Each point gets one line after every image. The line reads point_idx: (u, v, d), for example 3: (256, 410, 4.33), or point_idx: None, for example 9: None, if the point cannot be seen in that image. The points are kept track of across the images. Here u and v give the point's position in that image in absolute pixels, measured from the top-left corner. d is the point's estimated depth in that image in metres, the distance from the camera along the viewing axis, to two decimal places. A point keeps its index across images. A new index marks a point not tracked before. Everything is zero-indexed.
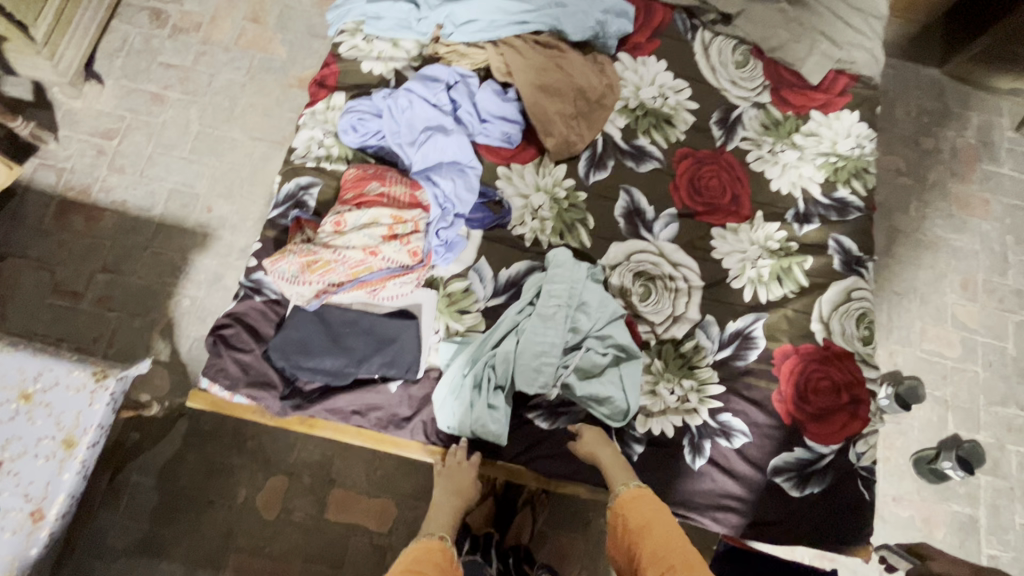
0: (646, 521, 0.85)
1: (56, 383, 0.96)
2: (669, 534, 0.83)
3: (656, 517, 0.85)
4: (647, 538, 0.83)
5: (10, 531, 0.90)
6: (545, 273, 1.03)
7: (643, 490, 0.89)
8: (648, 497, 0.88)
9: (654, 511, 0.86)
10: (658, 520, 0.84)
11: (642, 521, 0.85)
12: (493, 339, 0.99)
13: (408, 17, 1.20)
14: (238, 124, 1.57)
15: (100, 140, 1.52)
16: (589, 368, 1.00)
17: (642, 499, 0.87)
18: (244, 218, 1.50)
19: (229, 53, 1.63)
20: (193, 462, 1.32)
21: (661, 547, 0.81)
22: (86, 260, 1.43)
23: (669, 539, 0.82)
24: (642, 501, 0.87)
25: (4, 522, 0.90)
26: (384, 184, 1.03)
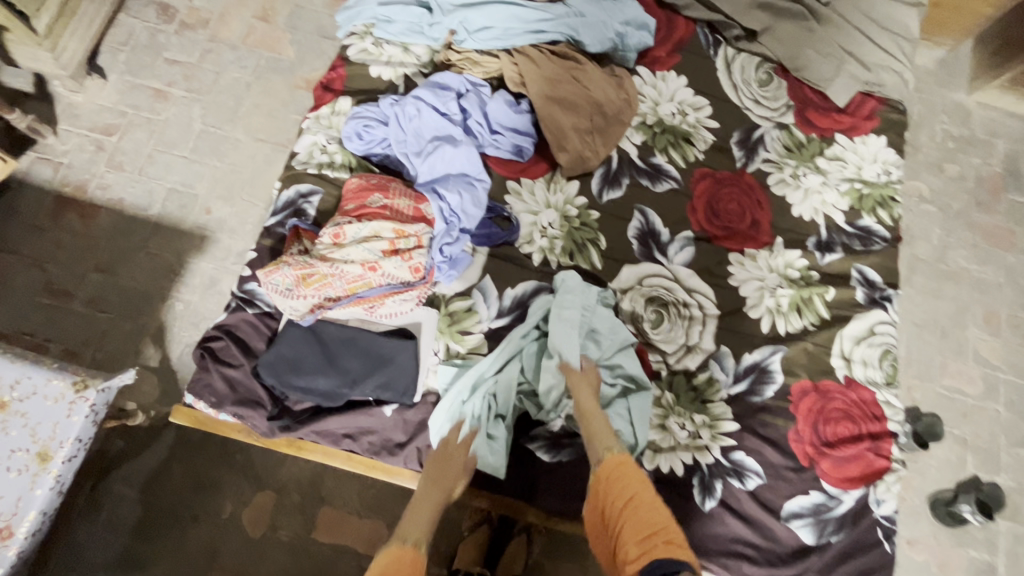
0: (630, 500, 0.77)
1: (33, 391, 0.91)
2: (653, 509, 0.74)
3: (642, 490, 0.77)
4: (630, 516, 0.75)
5: None
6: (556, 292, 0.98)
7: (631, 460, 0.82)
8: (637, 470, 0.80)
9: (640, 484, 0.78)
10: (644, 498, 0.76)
11: (627, 492, 0.77)
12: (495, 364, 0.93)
13: (420, 22, 1.16)
14: (242, 124, 1.53)
15: (99, 136, 1.48)
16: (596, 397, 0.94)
17: (630, 470, 0.80)
18: (243, 221, 1.45)
19: (236, 51, 1.59)
20: (179, 474, 1.27)
21: (642, 525, 0.73)
22: (78, 258, 1.39)
23: (651, 519, 0.73)
24: (629, 471, 0.80)
25: None
26: (387, 195, 0.98)
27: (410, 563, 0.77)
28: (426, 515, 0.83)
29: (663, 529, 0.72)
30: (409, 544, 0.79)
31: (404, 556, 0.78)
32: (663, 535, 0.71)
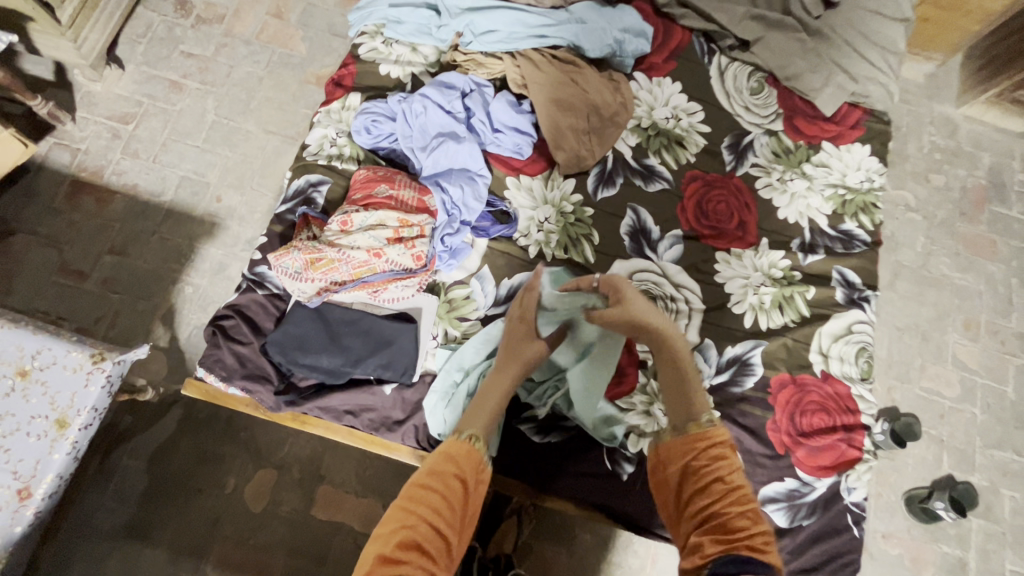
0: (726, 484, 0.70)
1: (53, 362, 0.97)
2: (740, 497, 0.68)
3: (732, 472, 0.71)
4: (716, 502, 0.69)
5: None
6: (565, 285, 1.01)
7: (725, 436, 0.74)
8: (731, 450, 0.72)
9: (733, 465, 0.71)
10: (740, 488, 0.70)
11: (715, 470, 0.71)
12: (489, 349, 0.98)
13: (428, 24, 1.21)
14: (254, 117, 1.58)
15: (116, 124, 1.54)
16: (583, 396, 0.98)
17: (725, 450, 0.72)
18: (253, 210, 1.51)
19: (250, 46, 1.64)
20: (184, 450, 1.32)
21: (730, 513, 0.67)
22: (93, 240, 1.44)
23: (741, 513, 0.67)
24: (720, 447, 0.73)
25: None
26: (393, 187, 1.04)
27: (467, 456, 0.73)
28: (485, 413, 0.80)
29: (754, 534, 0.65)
30: (467, 437, 0.75)
31: (462, 449, 0.73)
32: (747, 533, 0.64)
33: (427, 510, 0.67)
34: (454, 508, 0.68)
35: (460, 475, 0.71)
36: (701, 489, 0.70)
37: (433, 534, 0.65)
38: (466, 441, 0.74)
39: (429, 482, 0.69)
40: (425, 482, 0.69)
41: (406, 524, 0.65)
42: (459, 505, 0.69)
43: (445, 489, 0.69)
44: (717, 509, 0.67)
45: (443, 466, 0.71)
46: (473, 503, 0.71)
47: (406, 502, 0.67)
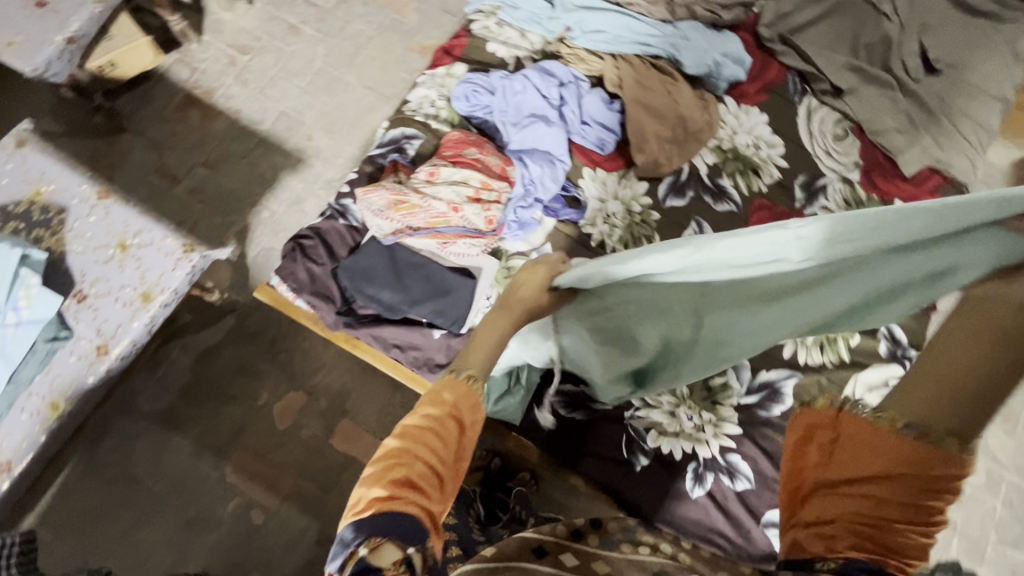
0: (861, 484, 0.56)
1: (151, 243, 1.08)
2: (892, 499, 0.54)
3: (919, 487, 0.53)
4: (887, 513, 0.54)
5: (77, 357, 1.01)
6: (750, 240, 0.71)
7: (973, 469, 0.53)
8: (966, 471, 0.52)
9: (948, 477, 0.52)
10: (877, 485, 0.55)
11: (886, 476, 0.55)
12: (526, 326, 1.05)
13: (540, 14, 1.29)
14: (356, 71, 1.69)
15: (234, 53, 1.67)
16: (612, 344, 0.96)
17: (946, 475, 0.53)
18: (337, 154, 1.61)
19: (366, 7, 1.76)
20: (229, 356, 1.42)
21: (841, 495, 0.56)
22: (192, 151, 1.57)
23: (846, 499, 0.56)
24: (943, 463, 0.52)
25: (75, 347, 1.02)
26: (481, 152, 1.11)
27: (460, 397, 0.66)
28: (488, 352, 0.73)
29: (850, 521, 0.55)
30: (463, 378, 0.68)
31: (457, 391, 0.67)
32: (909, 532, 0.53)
33: (421, 447, 0.62)
34: (449, 446, 0.63)
35: (463, 419, 0.65)
36: (884, 497, 0.54)
37: (431, 471, 0.61)
38: (463, 378, 0.68)
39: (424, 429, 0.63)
40: (422, 420, 0.64)
41: (399, 463, 0.60)
42: (453, 446, 0.63)
43: (445, 430, 0.63)
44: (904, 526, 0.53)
45: (437, 404, 0.66)
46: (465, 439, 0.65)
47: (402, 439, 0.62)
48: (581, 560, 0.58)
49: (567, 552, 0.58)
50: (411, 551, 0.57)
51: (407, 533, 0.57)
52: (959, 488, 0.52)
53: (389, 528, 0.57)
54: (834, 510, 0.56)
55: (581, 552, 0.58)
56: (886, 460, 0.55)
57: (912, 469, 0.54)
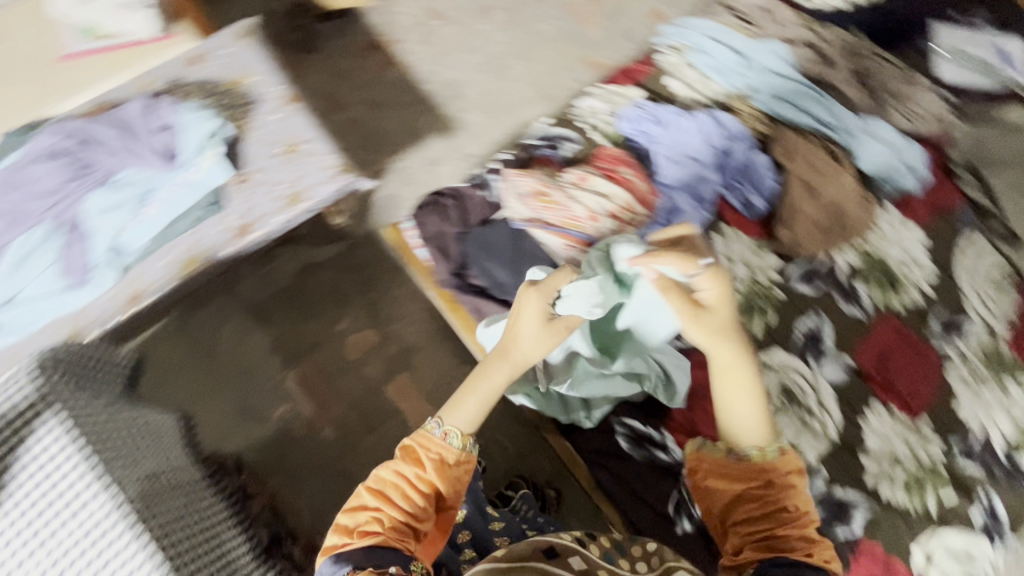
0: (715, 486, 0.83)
1: (314, 153, 1.18)
2: (772, 512, 0.78)
3: (776, 493, 0.79)
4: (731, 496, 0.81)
5: (222, 228, 1.12)
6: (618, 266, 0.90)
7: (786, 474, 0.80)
8: (781, 473, 0.79)
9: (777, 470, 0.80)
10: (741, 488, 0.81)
11: (739, 502, 0.80)
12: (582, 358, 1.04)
13: (728, 67, 1.31)
14: (527, 66, 1.76)
15: (427, 15, 1.78)
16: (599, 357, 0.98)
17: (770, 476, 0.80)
18: (483, 134, 1.68)
19: (556, 11, 1.82)
20: (327, 277, 1.51)
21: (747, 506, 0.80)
22: (361, 88, 1.69)
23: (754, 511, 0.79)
24: (770, 467, 0.80)
25: (223, 219, 1.12)
26: (633, 174, 1.13)
27: (437, 459, 0.81)
28: (472, 405, 0.83)
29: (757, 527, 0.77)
30: (443, 431, 0.82)
31: (433, 450, 0.81)
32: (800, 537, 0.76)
33: (393, 496, 0.78)
34: (420, 499, 0.78)
35: (439, 474, 0.79)
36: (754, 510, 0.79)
37: (399, 518, 0.76)
38: (436, 437, 0.81)
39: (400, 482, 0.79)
40: (394, 478, 0.79)
41: (375, 511, 0.77)
42: (428, 496, 0.78)
43: (420, 487, 0.79)
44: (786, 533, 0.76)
45: (414, 463, 0.80)
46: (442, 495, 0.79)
47: (377, 490, 0.79)
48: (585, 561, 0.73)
49: (570, 556, 0.73)
50: (389, 570, 0.70)
51: (380, 562, 0.71)
52: (783, 484, 0.79)
53: (370, 560, 0.71)
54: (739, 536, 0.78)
55: (586, 557, 0.74)
56: (734, 475, 0.81)
57: (743, 482, 0.81)
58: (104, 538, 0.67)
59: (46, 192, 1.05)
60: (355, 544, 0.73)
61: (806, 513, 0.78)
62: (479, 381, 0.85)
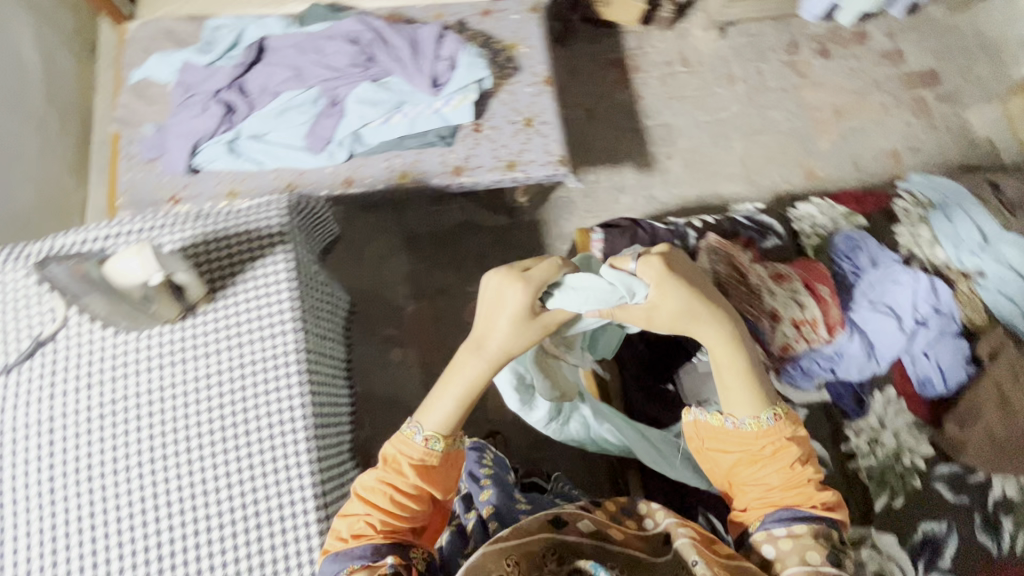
0: (717, 464, 0.83)
1: (545, 136, 1.24)
2: (775, 484, 0.78)
3: (774, 462, 0.78)
4: (744, 470, 0.80)
5: (441, 163, 1.21)
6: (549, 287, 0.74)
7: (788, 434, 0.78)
8: (778, 439, 0.78)
9: (771, 441, 0.78)
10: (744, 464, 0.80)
11: (742, 467, 0.80)
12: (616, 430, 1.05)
13: (967, 241, 1.19)
14: (745, 144, 1.74)
15: (677, 58, 1.81)
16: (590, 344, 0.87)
17: (765, 447, 0.78)
18: (676, 185, 1.69)
19: (799, 108, 1.78)
20: (482, 241, 1.58)
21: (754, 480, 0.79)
22: (588, 96, 1.76)
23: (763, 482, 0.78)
24: (765, 441, 0.78)
25: (445, 155, 1.22)
26: (829, 297, 1.09)
27: (420, 462, 0.72)
28: (448, 404, 0.73)
29: (764, 491, 0.78)
30: (423, 435, 0.73)
31: (413, 455, 0.72)
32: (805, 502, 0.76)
33: (382, 500, 0.71)
34: (414, 501, 0.72)
35: (423, 480, 0.72)
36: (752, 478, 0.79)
37: (394, 519, 0.71)
38: (417, 445, 0.73)
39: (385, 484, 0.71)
40: (380, 484, 0.72)
41: (370, 510, 0.71)
42: (422, 493, 0.72)
43: (410, 492, 0.72)
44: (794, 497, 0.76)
45: (397, 472, 0.72)
46: (432, 488, 0.73)
47: (361, 492, 0.72)
48: (592, 523, 0.79)
49: (579, 516, 0.80)
50: (394, 565, 0.67)
51: (383, 559, 0.68)
52: (777, 451, 0.78)
53: (371, 558, 0.68)
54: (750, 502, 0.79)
55: (595, 520, 0.80)
56: (732, 454, 0.80)
57: (740, 454, 0.79)
58: (279, 367, 0.76)
59: (331, 66, 1.19)
60: (353, 547, 0.68)
61: (802, 462, 0.78)
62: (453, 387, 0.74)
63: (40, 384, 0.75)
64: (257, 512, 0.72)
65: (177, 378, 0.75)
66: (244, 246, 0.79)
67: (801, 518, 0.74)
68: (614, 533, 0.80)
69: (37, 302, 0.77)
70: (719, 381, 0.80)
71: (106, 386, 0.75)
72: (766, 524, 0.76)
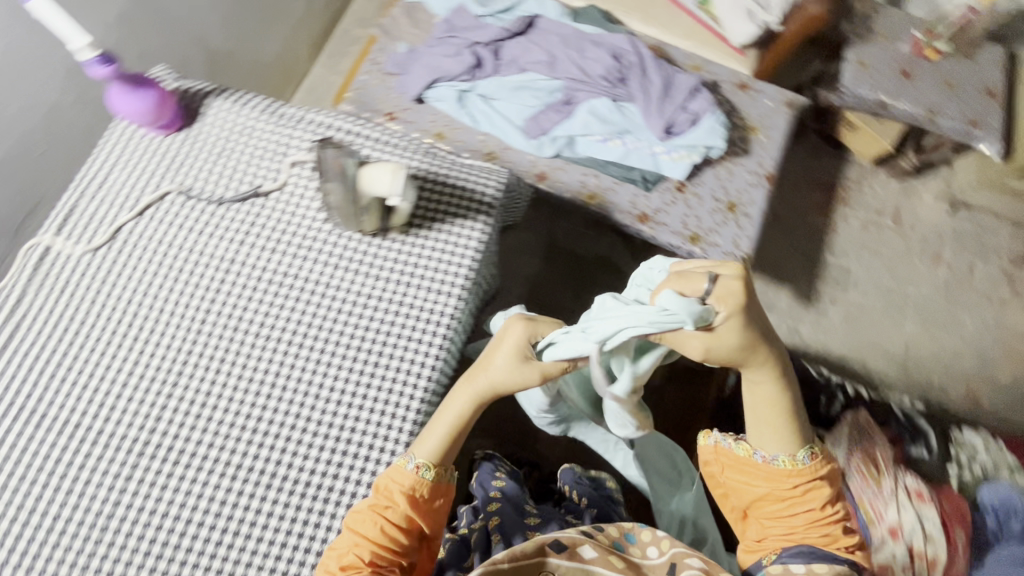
0: (732, 495, 0.80)
1: (743, 229, 1.17)
2: (798, 522, 0.73)
3: (799, 500, 0.73)
4: (762, 505, 0.76)
5: (631, 202, 1.17)
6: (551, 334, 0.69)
7: (813, 466, 0.74)
8: (810, 479, 0.72)
9: (798, 477, 0.73)
10: (764, 497, 0.75)
11: (763, 504, 0.76)
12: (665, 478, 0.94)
13: None
14: (917, 330, 1.57)
15: (889, 211, 1.67)
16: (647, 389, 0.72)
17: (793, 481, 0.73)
18: (823, 332, 1.56)
19: (993, 325, 1.59)
20: (612, 284, 1.54)
21: (772, 514, 0.75)
22: (781, 203, 1.67)
23: (780, 517, 0.75)
24: (788, 476, 0.73)
25: (638, 196, 1.17)
26: (960, 544, 0.94)
27: (412, 493, 0.66)
28: (439, 432, 0.68)
29: (784, 525, 0.74)
30: (416, 465, 0.67)
31: (405, 485, 0.66)
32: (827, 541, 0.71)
33: (371, 531, 0.64)
34: (401, 534, 0.65)
35: (414, 511, 0.66)
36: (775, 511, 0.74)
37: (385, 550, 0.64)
38: (410, 476, 0.66)
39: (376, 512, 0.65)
40: (371, 513, 0.65)
41: (360, 542, 0.64)
42: (411, 524, 0.66)
43: (398, 524, 0.65)
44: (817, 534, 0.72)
45: (386, 503, 0.65)
46: (418, 520, 0.66)
47: (353, 520, 0.65)
48: (595, 550, 0.70)
49: (581, 541, 0.70)
50: None
51: None
52: (808, 490, 0.73)
53: None
54: (766, 537, 0.75)
55: (596, 545, 0.70)
56: (759, 487, 0.75)
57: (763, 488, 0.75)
58: (432, 322, 0.76)
59: (584, 70, 1.21)
60: None
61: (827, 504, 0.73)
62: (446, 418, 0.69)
63: (237, 224, 0.78)
64: (345, 440, 0.70)
65: (346, 283, 0.76)
66: (456, 200, 0.81)
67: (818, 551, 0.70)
68: (615, 560, 0.69)
69: (272, 155, 0.81)
70: (759, 421, 0.74)
71: (288, 257, 0.77)
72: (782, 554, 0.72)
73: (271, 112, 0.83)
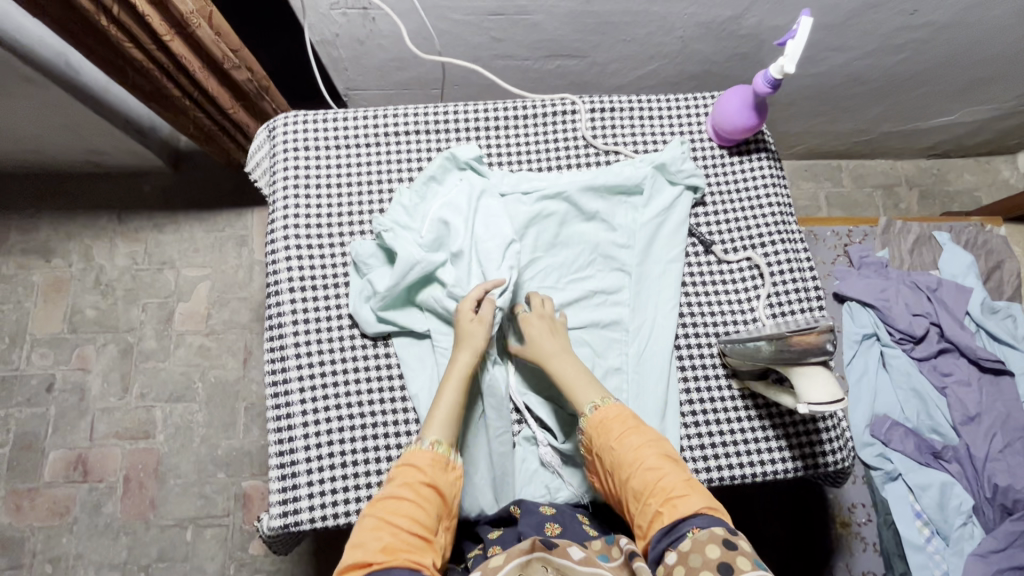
0: (608, 478, 0.69)
1: None
2: (658, 488, 0.63)
3: (650, 460, 0.65)
4: (635, 479, 0.64)
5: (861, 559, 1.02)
6: (361, 246, 0.82)
7: (626, 418, 0.69)
8: (650, 441, 0.67)
9: (627, 425, 0.68)
10: (633, 464, 0.65)
11: (626, 479, 0.65)
12: (534, 480, 0.77)
13: None
14: None
15: None
16: (637, 200, 0.85)
17: (615, 424, 0.68)
18: None
19: None
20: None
21: (647, 478, 0.64)
22: None
23: (652, 481, 0.63)
24: (611, 426, 0.68)
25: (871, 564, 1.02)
26: None
27: (416, 504, 0.62)
28: (449, 405, 0.70)
29: (659, 487, 0.63)
30: (432, 445, 0.67)
31: (406, 495, 0.63)
32: (685, 513, 0.60)
33: (407, 517, 0.61)
34: (424, 519, 0.62)
35: (429, 504, 0.63)
36: (632, 470, 0.65)
37: (415, 530, 0.61)
38: (420, 478, 0.64)
39: (412, 499, 0.63)
40: (397, 504, 0.62)
41: (396, 523, 0.60)
42: (432, 507, 0.64)
43: (423, 511, 0.63)
44: (682, 485, 0.63)
45: (406, 504, 0.62)
46: (431, 504, 0.64)
47: (382, 514, 0.61)
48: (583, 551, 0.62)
49: (568, 544, 0.63)
50: None
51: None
52: (657, 452, 0.66)
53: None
54: (643, 509, 0.63)
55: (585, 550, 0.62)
56: (609, 451, 0.68)
57: (611, 457, 0.67)
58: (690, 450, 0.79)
59: (984, 457, 1.00)
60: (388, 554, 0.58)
61: (676, 469, 0.64)
62: (459, 367, 0.72)
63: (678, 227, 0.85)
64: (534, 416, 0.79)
65: (692, 348, 0.82)
66: (806, 425, 0.79)
67: (683, 530, 0.59)
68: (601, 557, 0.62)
69: (745, 237, 0.86)
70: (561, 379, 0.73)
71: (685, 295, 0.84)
72: (664, 549, 0.59)
73: (784, 210, 0.88)
